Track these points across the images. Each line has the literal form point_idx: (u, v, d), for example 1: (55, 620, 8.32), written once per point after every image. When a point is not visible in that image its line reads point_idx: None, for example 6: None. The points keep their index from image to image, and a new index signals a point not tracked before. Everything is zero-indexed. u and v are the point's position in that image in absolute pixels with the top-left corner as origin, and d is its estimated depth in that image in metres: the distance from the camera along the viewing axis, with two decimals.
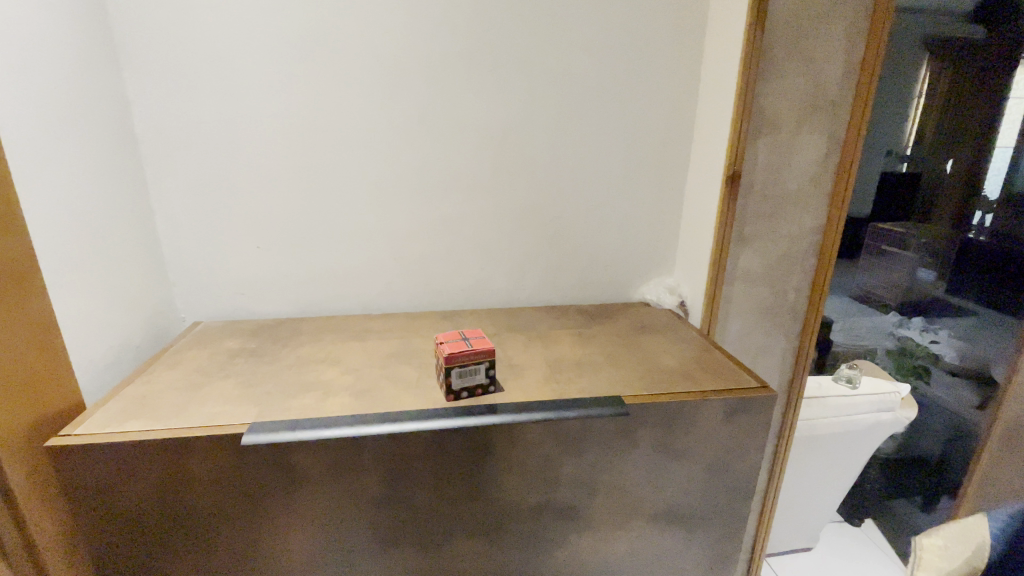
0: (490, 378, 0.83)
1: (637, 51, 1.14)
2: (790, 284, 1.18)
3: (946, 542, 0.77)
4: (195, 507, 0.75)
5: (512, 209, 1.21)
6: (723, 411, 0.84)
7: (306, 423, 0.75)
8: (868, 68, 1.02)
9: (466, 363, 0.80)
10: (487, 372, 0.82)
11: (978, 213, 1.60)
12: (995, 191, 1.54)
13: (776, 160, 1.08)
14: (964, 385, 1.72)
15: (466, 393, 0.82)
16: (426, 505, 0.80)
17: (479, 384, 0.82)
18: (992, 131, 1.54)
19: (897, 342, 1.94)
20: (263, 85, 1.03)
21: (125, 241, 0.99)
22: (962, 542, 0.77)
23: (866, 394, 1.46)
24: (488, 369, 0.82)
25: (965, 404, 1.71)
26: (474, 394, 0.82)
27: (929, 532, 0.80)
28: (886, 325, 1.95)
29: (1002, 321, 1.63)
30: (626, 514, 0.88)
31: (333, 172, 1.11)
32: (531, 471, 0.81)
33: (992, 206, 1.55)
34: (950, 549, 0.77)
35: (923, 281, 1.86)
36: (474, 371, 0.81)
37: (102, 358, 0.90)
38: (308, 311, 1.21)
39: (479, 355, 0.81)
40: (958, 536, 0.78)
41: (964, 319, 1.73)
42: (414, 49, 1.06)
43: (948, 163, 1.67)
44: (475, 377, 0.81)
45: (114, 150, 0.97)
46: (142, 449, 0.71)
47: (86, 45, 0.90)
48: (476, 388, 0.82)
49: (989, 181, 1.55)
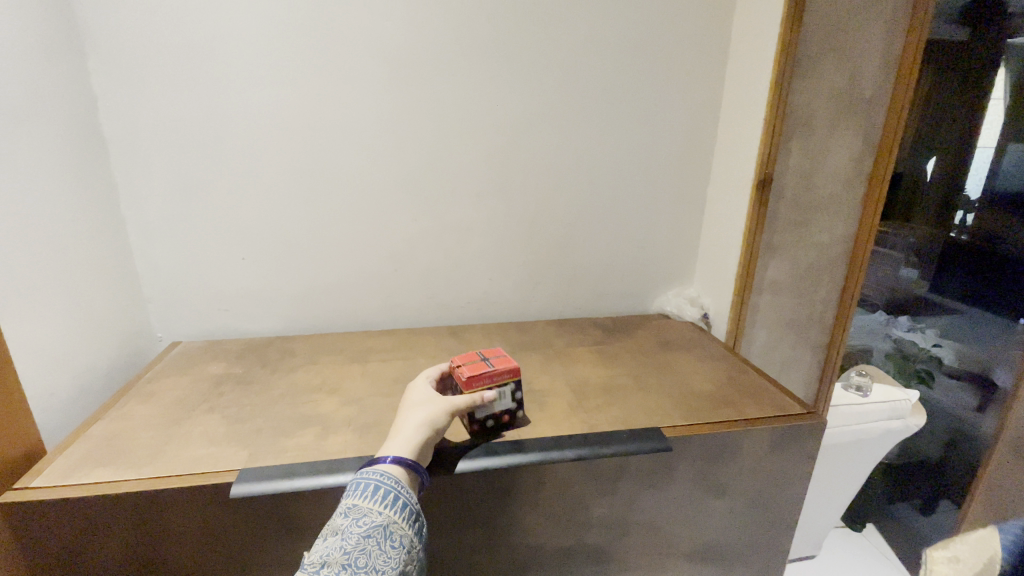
0: (516, 403, 0.74)
1: (657, 44, 1.05)
2: (817, 314, 1.02)
3: (960, 553, 0.45)
4: (176, 562, 0.65)
5: (523, 214, 1.12)
6: (770, 441, 0.77)
7: (303, 469, 0.65)
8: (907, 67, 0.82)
9: (493, 384, 0.71)
10: (513, 394, 0.73)
11: (960, 213, 1.31)
12: (977, 189, 1.25)
13: (807, 165, 0.99)
14: (960, 388, 1.41)
15: (489, 420, 0.72)
16: (443, 554, 0.71)
17: (505, 409, 0.73)
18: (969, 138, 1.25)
19: (895, 345, 1.55)
20: (247, 81, 0.92)
21: (91, 254, 0.88)
22: (978, 545, 0.44)
23: (874, 402, 1.25)
24: (514, 392, 0.73)
25: (965, 409, 1.40)
26: (499, 420, 0.73)
27: (945, 541, 0.48)
28: (877, 328, 1.58)
29: (982, 322, 1.35)
30: (661, 553, 0.80)
31: (325, 178, 1.01)
32: (560, 512, 0.72)
33: (973, 206, 1.28)
34: (966, 563, 0.44)
35: (907, 279, 1.50)
36: (501, 394, 0.72)
37: (65, 391, 0.79)
38: (302, 327, 1.11)
39: (507, 375, 0.72)
40: (973, 546, 0.45)
41: (947, 316, 1.44)
42: (417, 40, 0.96)
43: (931, 162, 1.31)
44: (501, 400, 0.72)
45: (80, 152, 0.86)
46: (112, 503, 0.61)
47: (45, 27, 0.79)
48: (502, 415, 0.73)
49: (970, 181, 1.26)
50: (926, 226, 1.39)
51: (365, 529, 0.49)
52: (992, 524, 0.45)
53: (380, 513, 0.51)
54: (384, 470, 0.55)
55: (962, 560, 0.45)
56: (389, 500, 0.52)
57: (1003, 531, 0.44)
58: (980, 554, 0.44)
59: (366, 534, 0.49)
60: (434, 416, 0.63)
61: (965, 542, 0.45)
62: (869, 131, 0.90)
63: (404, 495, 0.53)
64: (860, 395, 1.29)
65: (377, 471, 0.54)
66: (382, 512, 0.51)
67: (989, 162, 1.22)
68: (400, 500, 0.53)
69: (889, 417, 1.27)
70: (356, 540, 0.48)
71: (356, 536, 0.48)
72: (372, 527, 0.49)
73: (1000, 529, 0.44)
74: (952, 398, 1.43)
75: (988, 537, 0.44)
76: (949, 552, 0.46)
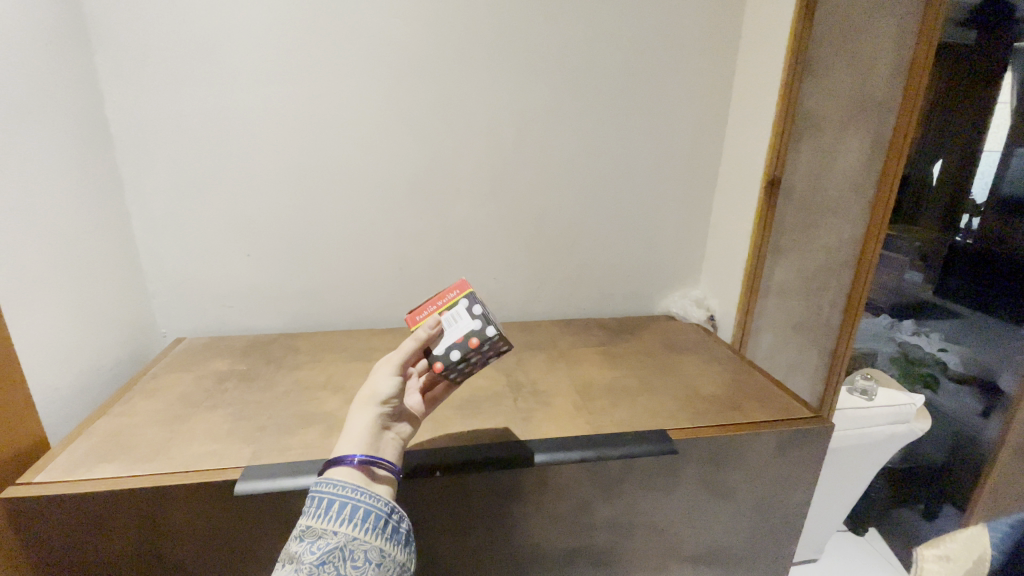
0: (481, 320, 0.61)
1: (665, 44, 1.05)
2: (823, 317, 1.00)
3: None
4: (178, 559, 0.65)
5: (529, 213, 1.12)
6: (778, 443, 0.77)
7: (307, 467, 0.65)
8: (918, 69, 0.79)
9: (444, 310, 0.63)
10: (472, 310, 0.62)
11: (966, 217, 1.30)
12: (983, 194, 1.25)
13: (817, 167, 0.98)
14: (965, 393, 1.39)
15: (457, 351, 0.59)
16: (446, 553, 0.71)
17: (468, 331, 0.60)
18: (974, 140, 1.23)
19: (900, 347, 1.54)
20: (253, 78, 0.92)
21: (96, 249, 0.88)
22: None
23: (879, 406, 1.24)
24: (471, 309, 0.61)
25: (968, 414, 1.38)
26: (466, 345, 0.59)
27: None
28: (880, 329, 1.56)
29: (988, 327, 1.33)
30: (665, 556, 0.79)
31: (329, 175, 1.00)
32: (565, 513, 0.72)
33: (980, 209, 1.27)
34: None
35: (911, 283, 1.46)
36: (455, 318, 0.61)
37: (70, 386, 0.79)
38: (306, 325, 1.10)
39: (455, 295, 0.64)
40: None
41: (951, 320, 1.42)
42: (425, 37, 0.96)
43: (937, 164, 1.28)
44: (458, 325, 0.61)
45: (87, 146, 0.86)
46: (114, 500, 0.61)
47: (52, 23, 0.79)
48: (467, 339, 0.59)
49: (976, 186, 1.26)
50: (933, 229, 1.36)
51: (319, 556, 0.45)
52: None
53: (335, 533, 0.47)
54: (340, 479, 0.50)
55: None
56: (347, 514, 0.48)
57: None
58: None
59: (320, 561, 0.45)
60: (372, 390, 0.56)
61: None
62: (880, 133, 0.86)
63: (365, 504, 0.49)
64: (865, 399, 1.28)
65: (333, 482, 0.50)
66: (339, 531, 0.47)
67: (996, 166, 1.21)
68: (360, 513, 0.48)
69: (894, 421, 1.26)
70: (308, 570, 0.45)
71: (308, 566, 0.45)
72: (327, 551, 0.46)
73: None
74: (956, 403, 1.41)
75: None
76: None
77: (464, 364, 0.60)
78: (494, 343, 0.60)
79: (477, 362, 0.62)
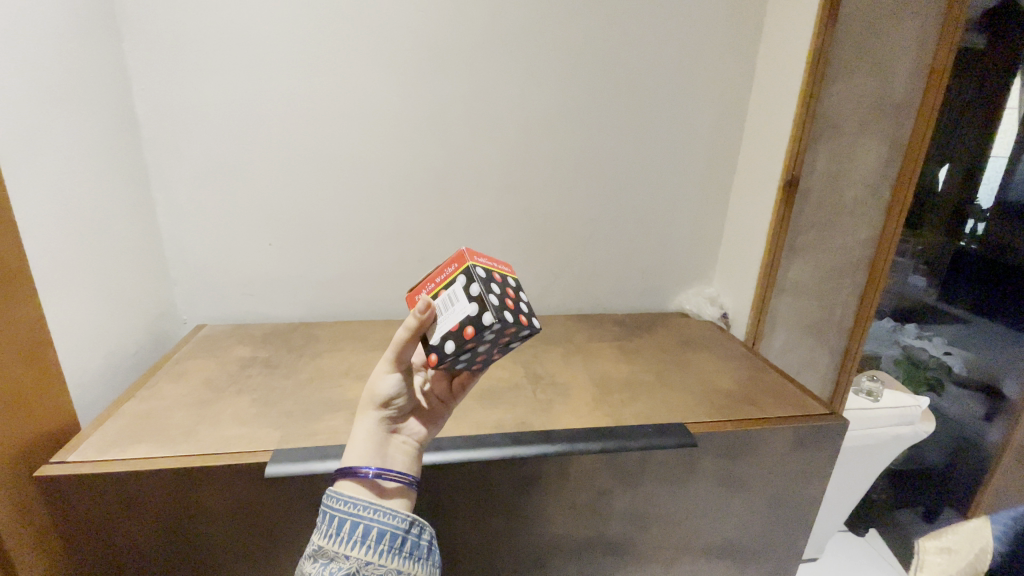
0: (479, 303, 0.51)
1: (685, 43, 1.05)
2: None
3: (953, 544, 0.50)
4: (205, 541, 0.66)
5: (546, 209, 1.13)
6: (794, 439, 0.78)
7: (335, 452, 0.66)
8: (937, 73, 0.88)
9: (442, 290, 0.55)
10: (469, 291, 0.52)
11: (971, 221, 1.30)
12: (989, 199, 1.26)
13: (836, 166, 0.99)
14: (970, 397, 1.41)
15: (451, 342, 0.51)
16: (467, 539, 0.72)
17: (463, 318, 0.51)
18: (981, 145, 1.22)
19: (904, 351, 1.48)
20: (277, 69, 0.93)
21: (123, 235, 0.89)
22: (968, 537, 0.51)
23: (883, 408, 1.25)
24: (468, 289, 0.52)
25: (972, 416, 1.40)
26: (461, 335, 0.50)
27: (936, 530, 0.52)
28: (885, 334, 1.47)
29: (992, 331, 1.35)
30: (679, 548, 0.81)
31: (349, 167, 1.01)
32: (583, 503, 0.73)
33: (984, 215, 1.28)
34: (958, 554, 0.50)
35: (915, 288, 1.43)
36: (452, 300, 0.53)
37: (98, 369, 0.81)
38: (324, 314, 1.12)
39: (452, 270, 0.56)
40: (962, 537, 0.51)
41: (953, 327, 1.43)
42: (448, 31, 0.96)
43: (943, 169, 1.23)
44: (454, 309, 0.52)
45: (114, 133, 0.87)
46: (145, 481, 0.62)
47: (84, 12, 0.80)
48: (462, 327, 0.51)
49: (982, 192, 1.26)
50: (939, 233, 1.34)
51: None
52: (982, 517, 0.52)
53: (347, 557, 0.45)
54: (351, 496, 0.47)
55: (955, 550, 0.50)
56: (361, 535, 0.46)
57: (993, 522, 0.51)
58: (973, 543, 0.50)
59: None
60: (371, 391, 0.52)
61: (955, 534, 0.51)
62: None
63: (379, 524, 0.46)
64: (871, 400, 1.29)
65: (345, 498, 0.47)
66: (351, 556, 0.45)
67: (1002, 171, 1.23)
68: (372, 534, 0.46)
69: (898, 423, 1.26)
70: None
71: None
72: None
73: (989, 520, 0.51)
74: (959, 406, 1.43)
75: (980, 528, 0.51)
76: (941, 543, 0.51)
77: (467, 353, 0.52)
78: (497, 329, 0.50)
79: (485, 349, 0.53)
